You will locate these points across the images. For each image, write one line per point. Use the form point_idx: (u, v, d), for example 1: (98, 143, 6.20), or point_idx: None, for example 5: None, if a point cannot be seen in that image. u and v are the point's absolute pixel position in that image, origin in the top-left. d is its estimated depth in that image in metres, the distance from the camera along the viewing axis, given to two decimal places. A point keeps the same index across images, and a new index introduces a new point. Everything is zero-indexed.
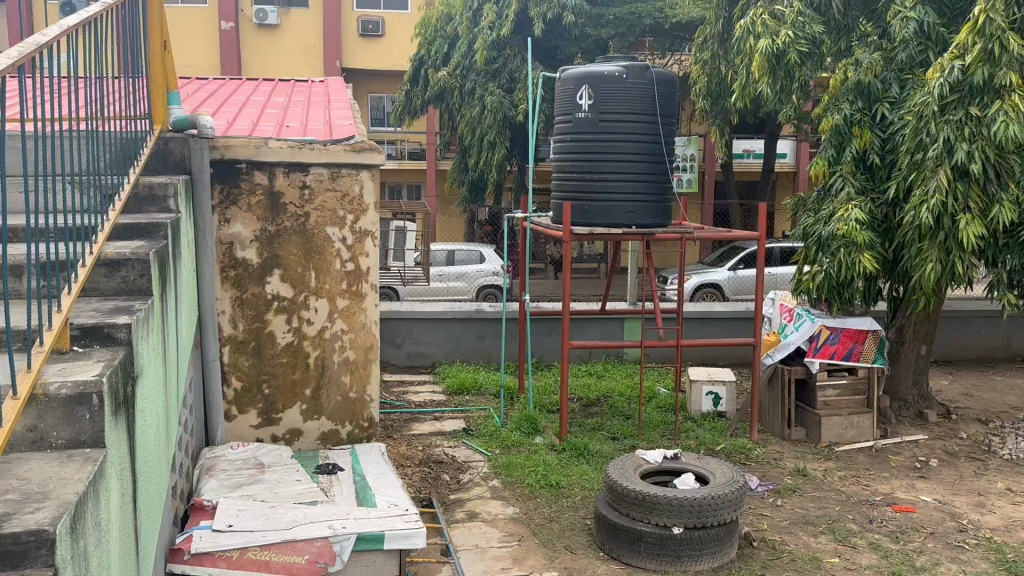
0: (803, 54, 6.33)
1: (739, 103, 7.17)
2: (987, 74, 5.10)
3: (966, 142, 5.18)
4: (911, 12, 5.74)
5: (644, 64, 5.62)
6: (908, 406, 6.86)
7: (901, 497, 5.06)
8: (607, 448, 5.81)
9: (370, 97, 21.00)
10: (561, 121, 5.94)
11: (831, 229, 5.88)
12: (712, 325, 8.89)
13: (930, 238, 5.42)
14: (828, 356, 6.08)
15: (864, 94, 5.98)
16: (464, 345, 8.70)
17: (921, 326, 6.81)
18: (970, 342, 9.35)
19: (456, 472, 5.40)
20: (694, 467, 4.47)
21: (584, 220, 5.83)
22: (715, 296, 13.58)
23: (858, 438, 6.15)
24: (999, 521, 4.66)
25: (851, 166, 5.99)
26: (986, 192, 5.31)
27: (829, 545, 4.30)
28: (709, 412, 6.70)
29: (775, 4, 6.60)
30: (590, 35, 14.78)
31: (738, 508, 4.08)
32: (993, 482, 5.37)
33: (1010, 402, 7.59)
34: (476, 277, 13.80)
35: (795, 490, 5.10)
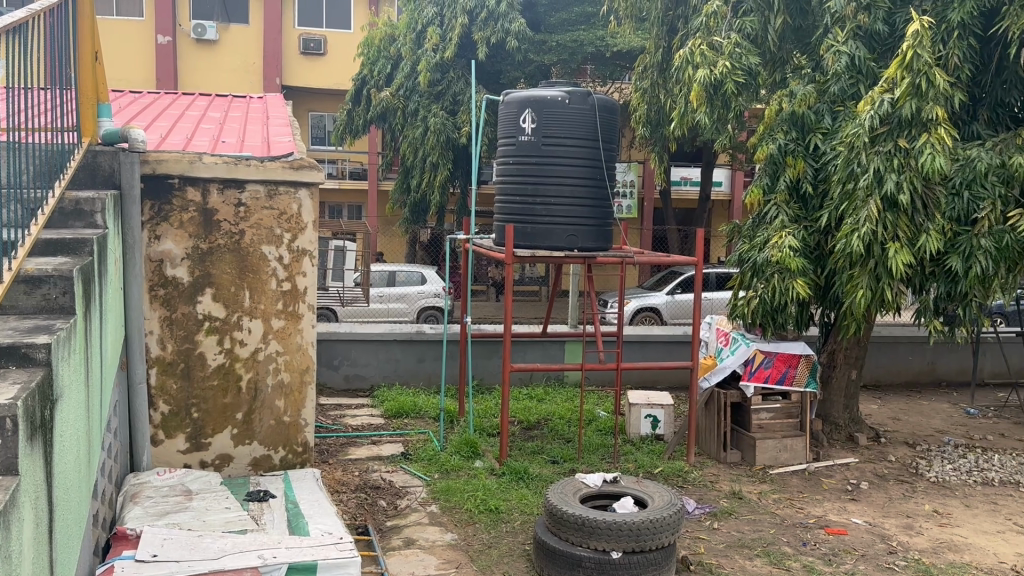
0: (739, 84, 6.48)
1: (677, 131, 7.29)
2: (915, 107, 5.29)
3: (895, 173, 5.35)
4: (843, 47, 5.92)
5: (586, 90, 5.68)
6: (839, 429, 7.01)
7: (833, 520, 5.14)
8: (547, 471, 5.78)
9: (310, 115, 20.80)
10: (504, 143, 5.95)
11: (766, 255, 5.97)
12: (651, 349, 8.96)
13: (861, 265, 5.56)
14: (762, 380, 6.17)
15: (798, 124, 6.14)
16: (403, 368, 8.59)
17: (851, 350, 6.98)
18: (898, 367, 9.63)
19: (393, 498, 5.29)
20: (633, 490, 4.47)
21: (527, 242, 5.82)
22: (652, 320, 13.72)
23: (792, 461, 6.25)
24: (927, 543, 4.77)
25: (785, 195, 6.15)
26: (914, 221, 5.49)
27: (764, 568, 4.33)
28: (647, 435, 6.72)
29: (713, 35, 6.73)
30: (533, 60, 14.94)
31: (675, 531, 4.08)
32: (920, 505, 5.50)
33: (936, 425, 7.82)
34: (417, 298, 13.72)
35: (731, 513, 5.14)
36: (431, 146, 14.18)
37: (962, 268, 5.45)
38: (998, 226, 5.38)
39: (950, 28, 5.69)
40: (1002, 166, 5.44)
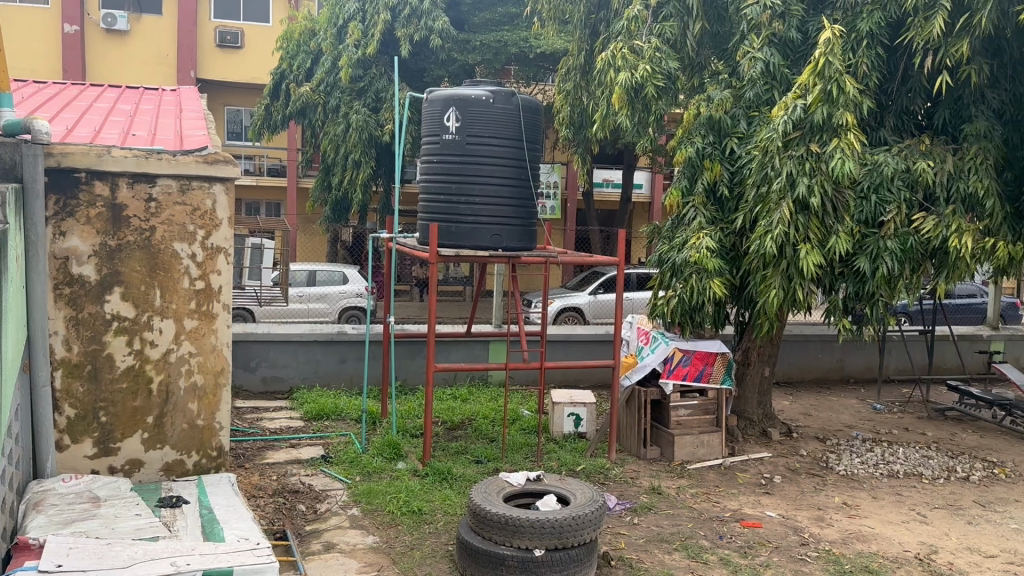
0: (659, 88, 6.59)
1: (599, 133, 7.37)
2: (826, 113, 5.49)
3: (807, 177, 5.53)
4: (758, 53, 6.10)
5: (510, 90, 5.69)
6: (754, 424, 7.21)
7: (748, 513, 5.28)
8: (471, 471, 5.76)
9: (226, 110, 20.23)
10: (427, 142, 5.89)
11: (684, 256, 6.08)
12: (574, 348, 9.04)
13: (773, 266, 5.73)
14: (680, 378, 6.29)
15: (715, 129, 6.29)
16: (324, 369, 8.44)
17: (765, 348, 7.20)
18: (809, 365, 9.99)
19: (312, 502, 5.18)
20: (556, 488, 4.49)
21: (450, 241, 5.77)
22: (575, 319, 13.85)
23: (709, 457, 6.39)
24: (837, 534, 4.94)
25: (702, 197, 6.29)
26: (824, 224, 5.70)
27: (683, 561, 4.41)
28: (570, 433, 6.77)
29: (633, 39, 6.82)
30: (457, 59, 14.91)
31: (597, 527, 4.12)
32: (830, 497, 5.70)
33: (845, 420, 8.14)
34: (339, 298, 13.51)
35: (651, 508, 5.23)
36: (353, 143, 13.96)
37: (869, 268, 5.68)
38: (902, 228, 5.65)
39: (859, 38, 5.94)
40: (906, 171, 5.72)
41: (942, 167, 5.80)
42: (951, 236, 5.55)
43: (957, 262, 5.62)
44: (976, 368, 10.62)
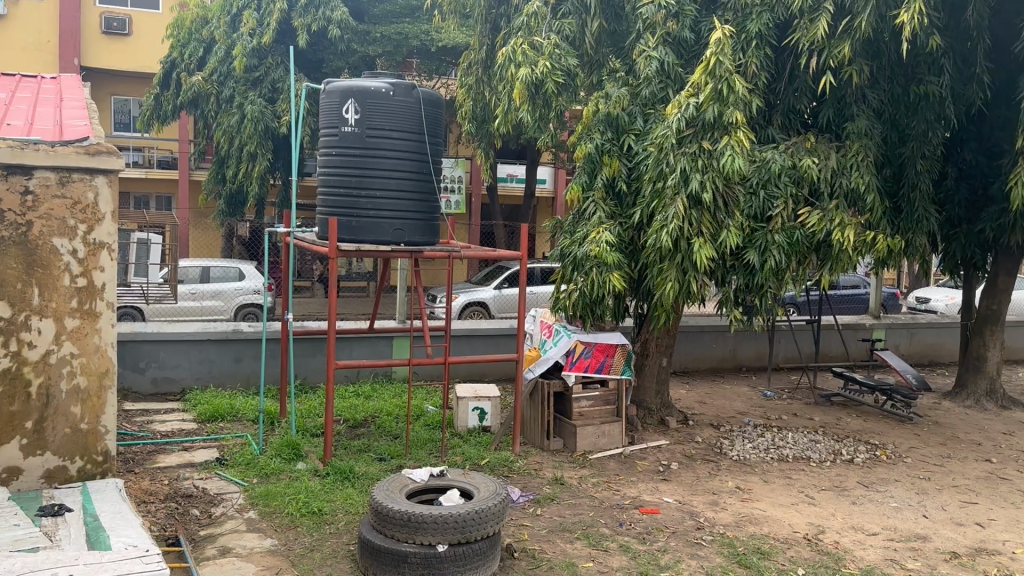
0: (558, 84, 6.67)
1: (501, 128, 7.38)
2: (717, 111, 5.70)
3: (700, 173, 5.71)
4: (653, 52, 6.27)
5: (411, 83, 5.65)
6: (652, 413, 7.41)
7: (647, 500, 5.43)
8: (373, 469, 5.70)
9: (112, 99, 19.26)
10: (325, 134, 5.77)
11: (585, 250, 6.17)
12: (478, 342, 9.06)
13: (669, 259, 5.88)
14: (582, 369, 6.42)
15: (613, 126, 6.42)
16: (219, 368, 8.17)
17: (662, 339, 7.40)
18: (705, 355, 10.34)
19: (207, 506, 5.01)
20: (460, 483, 4.50)
21: (350, 236, 5.65)
22: (480, 314, 13.90)
23: (610, 446, 6.53)
24: (730, 517, 5.14)
25: (602, 192, 6.40)
26: (716, 218, 5.90)
27: (584, 550, 4.49)
28: (474, 427, 6.78)
29: (533, 36, 6.90)
30: (357, 50, 14.67)
31: (500, 521, 4.15)
32: (724, 482, 5.93)
33: (738, 408, 8.47)
34: (235, 295, 13.11)
35: (553, 499, 5.30)
36: (248, 135, 13.55)
37: (758, 260, 5.91)
38: (789, 222, 5.91)
39: (749, 38, 6.18)
40: (792, 167, 5.99)
41: (827, 164, 6.10)
42: (835, 229, 5.83)
43: (841, 255, 5.89)
44: (858, 355, 11.23)
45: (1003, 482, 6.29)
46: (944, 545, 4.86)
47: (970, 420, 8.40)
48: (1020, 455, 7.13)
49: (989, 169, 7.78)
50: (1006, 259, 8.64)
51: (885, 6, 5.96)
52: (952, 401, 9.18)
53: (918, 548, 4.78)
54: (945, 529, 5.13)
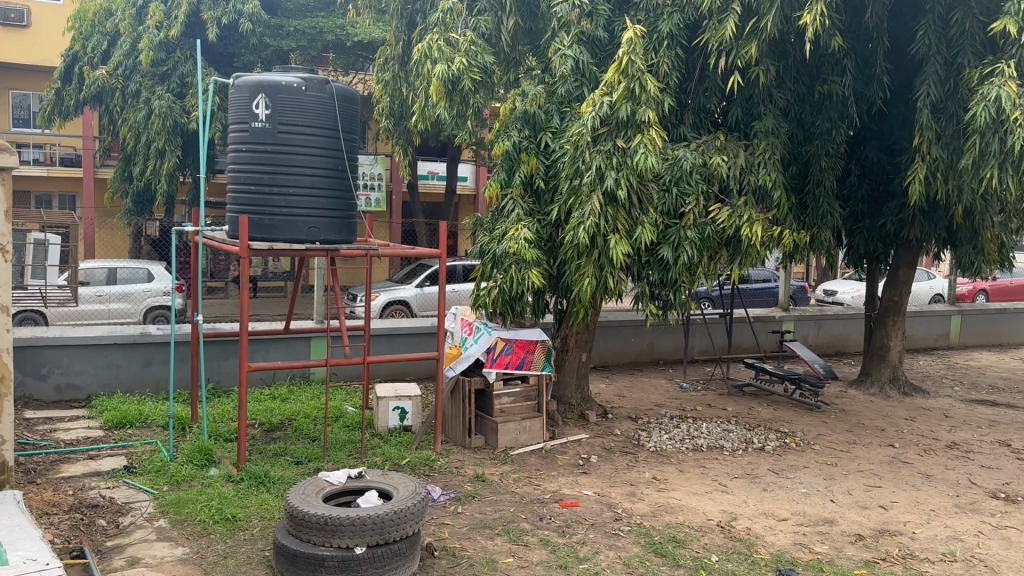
0: (475, 81, 6.67)
1: (419, 124, 7.30)
2: (630, 110, 5.80)
3: (614, 170, 5.79)
4: (568, 51, 6.33)
5: (323, 78, 5.56)
6: (573, 408, 7.50)
7: (567, 493, 5.50)
8: (290, 473, 5.60)
9: (10, 94, 18.31)
10: (234, 131, 5.62)
11: (504, 247, 6.17)
12: (398, 341, 8.99)
13: (586, 255, 5.94)
14: (503, 366, 6.41)
15: (530, 123, 6.46)
16: (126, 374, 7.87)
17: (581, 334, 7.50)
18: (623, 349, 10.52)
19: (114, 516, 4.82)
20: (378, 483, 4.45)
21: (263, 234, 5.52)
22: (402, 313, 13.83)
23: (530, 441, 6.58)
24: (647, 508, 5.26)
25: (520, 189, 6.42)
26: (631, 215, 5.99)
27: (504, 546, 4.51)
28: (395, 427, 6.72)
29: (449, 32, 6.86)
30: (270, 44, 14.35)
31: (419, 520, 4.13)
32: (642, 473, 6.05)
33: (655, 400, 8.65)
34: (143, 297, 12.66)
35: (474, 496, 5.31)
36: (155, 131, 13.08)
37: (672, 256, 6.04)
38: (700, 219, 6.07)
39: (660, 39, 6.31)
40: (703, 165, 6.17)
41: (736, 162, 6.29)
42: (744, 225, 6.02)
43: (749, 250, 6.09)
44: (769, 346, 11.63)
45: (904, 465, 6.61)
46: (850, 527, 5.08)
47: (873, 407, 8.79)
48: (919, 439, 7.51)
49: (890, 166, 8.15)
50: (906, 252, 9.06)
51: (789, 9, 6.18)
52: (857, 388, 9.59)
53: (826, 531, 4.98)
54: (850, 512, 5.36)
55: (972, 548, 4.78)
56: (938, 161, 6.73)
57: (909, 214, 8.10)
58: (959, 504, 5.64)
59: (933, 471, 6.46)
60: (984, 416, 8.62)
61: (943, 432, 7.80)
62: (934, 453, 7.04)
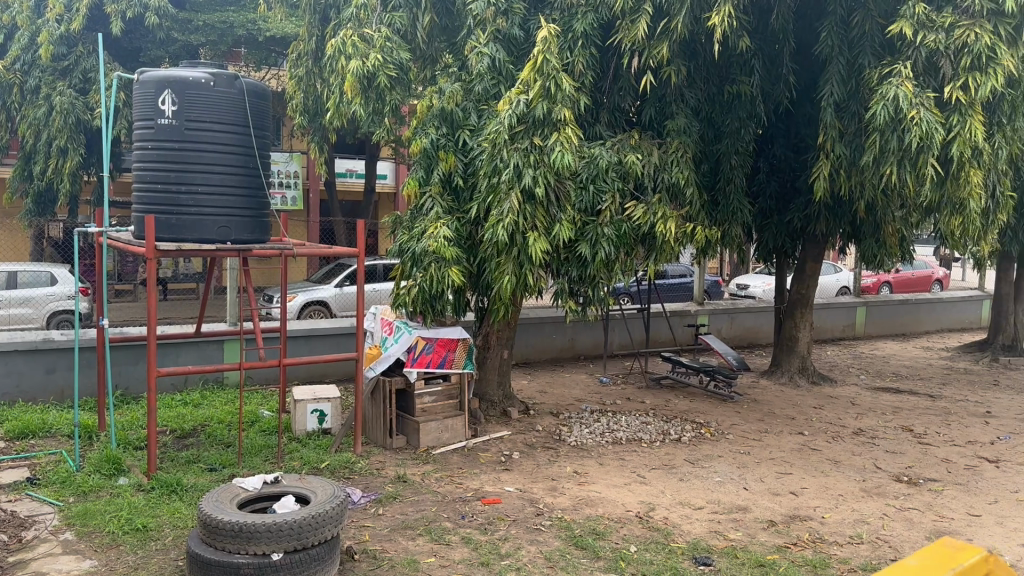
0: (391, 78, 6.61)
1: (334, 121, 7.19)
2: (546, 108, 5.85)
3: (531, 168, 5.83)
4: (484, 48, 6.36)
5: (232, 73, 5.41)
6: (495, 405, 7.52)
7: (489, 491, 5.51)
8: (204, 480, 5.44)
9: None
10: (138, 127, 5.41)
11: (423, 245, 6.11)
12: (317, 343, 8.84)
13: (506, 253, 5.96)
14: (424, 365, 6.37)
15: (447, 121, 6.44)
16: (28, 382, 7.50)
17: (503, 332, 7.53)
18: (544, 345, 10.61)
19: (16, 530, 4.59)
20: (295, 488, 4.37)
21: (170, 234, 5.34)
22: (321, 313, 13.60)
23: (453, 440, 6.56)
24: (569, 501, 5.32)
25: (439, 187, 6.37)
26: (549, 213, 6.04)
27: (426, 546, 4.49)
28: (314, 430, 6.61)
29: (364, 28, 6.79)
30: (178, 39, 13.95)
31: (338, 523, 4.08)
32: (563, 468, 6.11)
33: (575, 395, 8.76)
34: (46, 301, 12.06)
35: (396, 497, 5.27)
36: (56, 129, 12.50)
37: (590, 253, 6.11)
38: (617, 216, 6.16)
39: (575, 38, 6.38)
40: (618, 163, 6.28)
41: (650, 160, 6.43)
42: (658, 222, 6.14)
43: (664, 246, 6.24)
44: (686, 339, 11.92)
45: (813, 452, 6.88)
46: (762, 514, 5.25)
47: (784, 396, 9.11)
48: (827, 426, 7.82)
49: (796, 163, 8.46)
50: (813, 247, 9.38)
51: (699, 10, 6.34)
52: (769, 379, 9.93)
53: (740, 519, 5.14)
54: (763, 499, 5.55)
55: (877, 530, 5.01)
56: (841, 158, 7.03)
57: (815, 210, 8.42)
58: (865, 488, 5.89)
59: (840, 457, 6.73)
60: (887, 403, 9.04)
61: (849, 420, 8.15)
62: (842, 439, 7.34)
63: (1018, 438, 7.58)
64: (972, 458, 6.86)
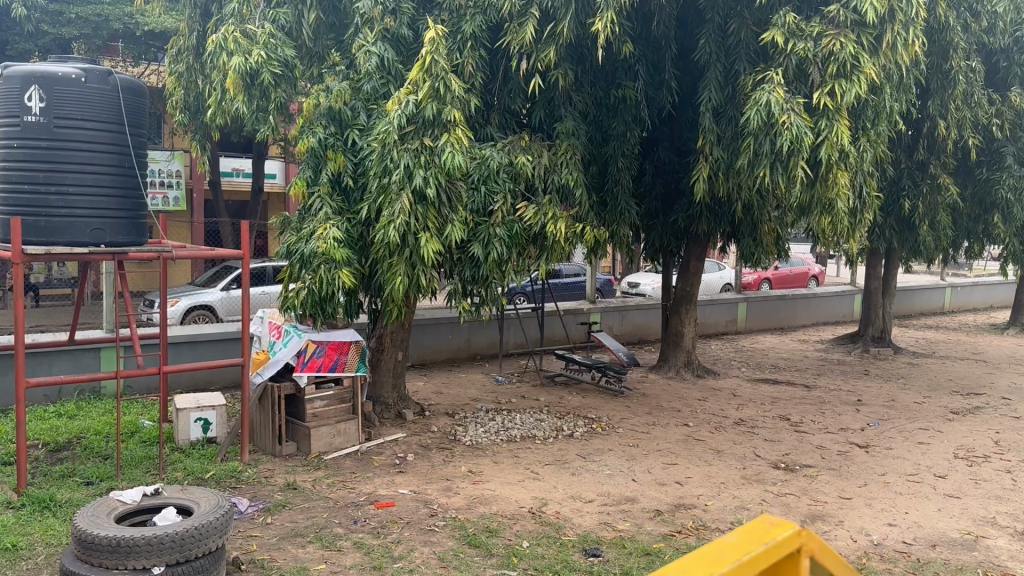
0: (275, 75, 6.47)
1: (217, 118, 6.96)
2: (436, 109, 5.88)
3: (422, 168, 5.81)
4: (372, 47, 6.32)
5: (106, 69, 5.18)
6: (389, 407, 7.45)
7: (382, 494, 5.47)
8: (79, 495, 5.18)
9: None
10: (1, 124, 5.08)
11: (312, 247, 5.99)
12: (201, 349, 8.54)
13: (398, 254, 5.92)
14: (315, 369, 6.26)
15: (335, 120, 6.35)
16: None
17: (397, 334, 7.48)
18: (439, 346, 10.59)
19: None
20: (177, 499, 4.21)
21: (39, 237, 5.05)
22: (207, 318, 13.05)
23: (345, 445, 6.48)
24: (463, 501, 5.35)
25: (327, 188, 6.27)
26: (440, 213, 6.03)
27: (316, 553, 4.42)
28: (198, 439, 6.38)
29: (246, 24, 6.64)
30: (48, 32, 13.45)
31: (222, 534, 3.96)
32: (457, 467, 6.14)
33: (471, 395, 8.80)
34: None
35: (285, 505, 5.16)
36: None
37: (483, 253, 6.15)
38: (508, 216, 6.23)
39: (464, 39, 6.42)
40: (509, 164, 6.35)
41: (540, 161, 6.54)
42: (549, 222, 6.25)
43: (555, 246, 6.35)
44: (579, 337, 12.15)
45: (698, 442, 7.16)
46: (649, 504, 5.43)
47: (671, 390, 9.44)
48: (711, 417, 8.15)
49: (680, 165, 8.77)
50: (696, 246, 9.72)
51: (584, 14, 6.50)
52: (657, 373, 10.25)
53: (628, 510, 5.30)
54: (651, 490, 5.74)
55: (756, 515, 5.27)
56: (720, 161, 7.33)
57: (697, 210, 8.74)
58: (745, 476, 6.19)
59: (722, 447, 7.04)
60: (766, 393, 9.48)
61: (731, 410, 8.52)
62: (724, 430, 7.67)
63: (884, 424, 8.10)
64: (844, 444, 7.29)
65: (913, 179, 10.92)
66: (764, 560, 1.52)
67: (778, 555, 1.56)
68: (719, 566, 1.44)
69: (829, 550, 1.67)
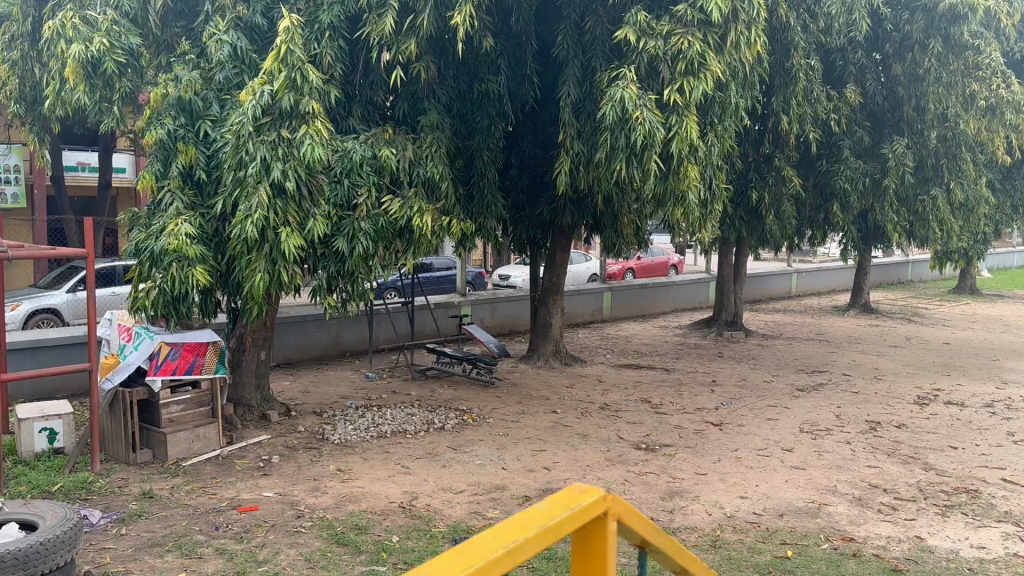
0: (120, 63, 6.16)
1: (56, 109, 6.56)
2: (293, 100, 5.78)
3: (280, 162, 5.67)
4: (224, 36, 6.13)
5: None
6: (253, 409, 7.22)
7: (246, 498, 5.31)
8: None
9: None
10: None
11: (161, 243, 5.72)
12: (45, 355, 8.00)
13: (256, 250, 5.72)
14: (169, 373, 5.99)
15: (185, 111, 6.08)
16: None
17: (259, 333, 7.26)
18: (306, 344, 10.37)
19: None
20: (19, 515, 3.95)
21: None
22: (52, 322, 12.23)
23: (205, 449, 6.24)
24: (331, 500, 5.27)
25: (178, 181, 6.01)
26: (301, 207, 5.91)
27: (175, 562, 4.25)
28: (43, 451, 5.98)
29: (85, 10, 6.29)
30: None
31: (71, 548, 3.76)
32: (325, 467, 6.04)
33: (339, 392, 8.68)
34: None
35: (141, 515, 4.93)
36: None
37: (347, 247, 6.04)
38: (373, 210, 6.16)
39: (322, 29, 6.32)
40: (372, 157, 6.29)
41: (404, 155, 6.53)
42: (414, 215, 6.28)
43: (421, 239, 6.36)
44: (449, 330, 12.19)
45: (565, 428, 7.36)
46: (518, 491, 5.54)
47: (540, 378, 9.66)
48: (578, 403, 8.39)
49: (543, 159, 8.95)
50: (561, 238, 9.95)
51: (443, 8, 6.55)
52: (526, 363, 10.42)
53: (498, 497, 5.39)
54: (519, 477, 5.86)
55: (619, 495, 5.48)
56: (580, 155, 7.51)
57: (561, 202, 8.93)
58: (609, 458, 6.42)
59: (588, 431, 7.26)
60: (629, 378, 9.86)
61: (597, 396, 8.80)
62: (590, 415, 7.92)
63: (737, 403, 8.59)
64: (700, 423, 7.69)
65: (759, 172, 11.63)
66: (571, 527, 1.47)
67: (583, 519, 1.52)
68: (527, 529, 1.37)
69: (633, 513, 1.67)
